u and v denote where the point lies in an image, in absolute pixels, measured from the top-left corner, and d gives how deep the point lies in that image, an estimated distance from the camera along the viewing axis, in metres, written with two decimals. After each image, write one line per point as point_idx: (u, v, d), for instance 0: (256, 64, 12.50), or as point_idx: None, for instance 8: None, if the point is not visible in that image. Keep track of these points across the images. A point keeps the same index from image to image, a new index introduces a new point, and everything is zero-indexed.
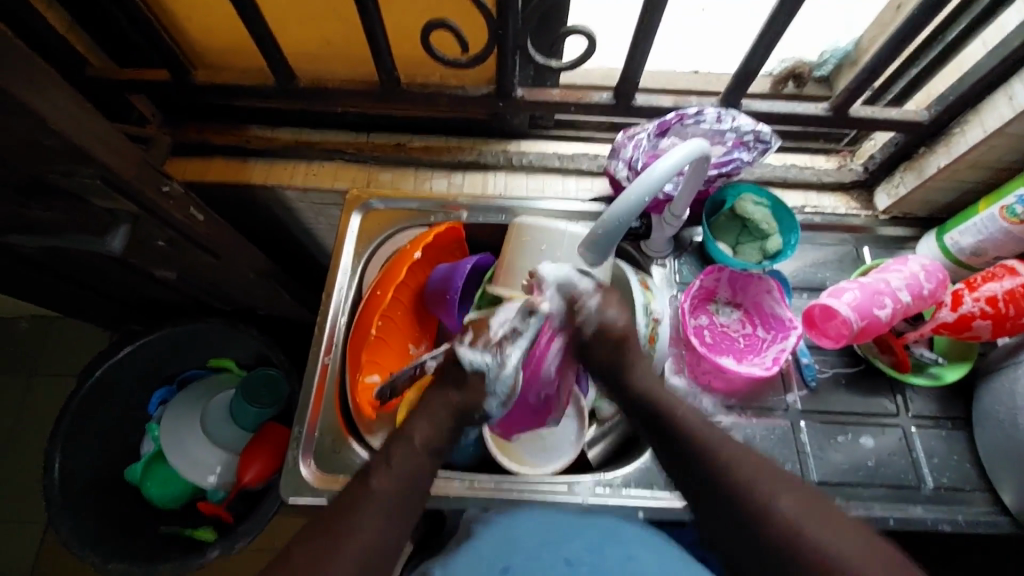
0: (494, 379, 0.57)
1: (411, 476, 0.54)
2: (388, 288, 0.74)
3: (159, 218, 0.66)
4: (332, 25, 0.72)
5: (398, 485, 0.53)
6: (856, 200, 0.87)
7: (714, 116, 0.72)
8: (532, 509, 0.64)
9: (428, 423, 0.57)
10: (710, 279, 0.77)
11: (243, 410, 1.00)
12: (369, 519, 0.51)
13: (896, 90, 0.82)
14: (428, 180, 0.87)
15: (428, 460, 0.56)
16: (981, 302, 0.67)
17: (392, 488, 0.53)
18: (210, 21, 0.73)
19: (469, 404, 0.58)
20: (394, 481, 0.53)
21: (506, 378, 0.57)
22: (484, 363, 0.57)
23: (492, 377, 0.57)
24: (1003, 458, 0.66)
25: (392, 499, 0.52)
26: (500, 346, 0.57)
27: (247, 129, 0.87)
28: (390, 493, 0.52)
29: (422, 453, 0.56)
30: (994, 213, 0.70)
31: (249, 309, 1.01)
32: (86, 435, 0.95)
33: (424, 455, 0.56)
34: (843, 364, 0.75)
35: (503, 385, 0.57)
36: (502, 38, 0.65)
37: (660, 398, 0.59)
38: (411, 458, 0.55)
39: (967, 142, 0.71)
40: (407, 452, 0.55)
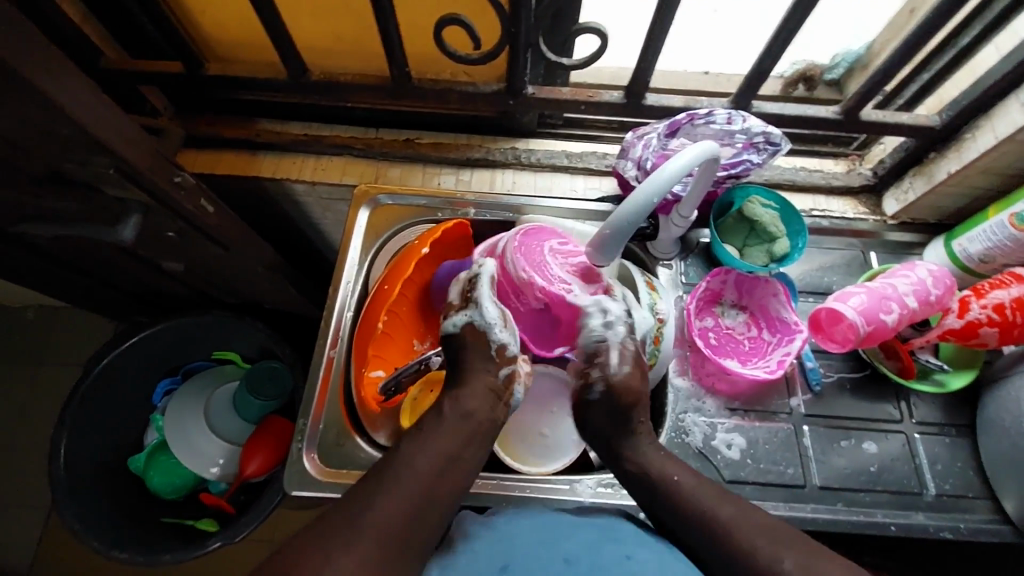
0: (480, 319, 0.63)
1: (447, 448, 0.56)
2: (395, 283, 0.74)
3: (170, 209, 0.67)
4: (344, 19, 0.72)
5: (426, 458, 0.55)
6: (864, 205, 0.87)
7: (725, 116, 0.72)
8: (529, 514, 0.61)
9: (466, 392, 0.61)
10: (718, 283, 0.78)
11: (248, 402, 1.00)
12: (408, 483, 0.52)
13: (907, 95, 0.82)
14: (436, 177, 0.87)
15: (462, 424, 0.58)
16: (988, 309, 0.67)
17: (421, 460, 0.54)
18: (222, 13, 0.73)
19: (484, 353, 0.62)
20: (432, 451, 0.55)
21: (490, 311, 0.63)
22: (465, 316, 0.64)
23: (482, 323, 0.63)
24: (1007, 466, 0.66)
25: (432, 466, 0.54)
26: (469, 299, 0.64)
27: (256, 121, 0.87)
28: (428, 463, 0.54)
29: (454, 418, 0.59)
30: (1003, 219, 0.70)
31: (254, 301, 1.02)
32: (91, 424, 0.96)
33: (456, 420, 0.58)
34: (847, 369, 0.75)
35: (493, 316, 0.63)
36: (514, 35, 0.64)
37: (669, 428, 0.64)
38: (442, 426, 0.58)
39: (977, 148, 0.70)
40: (438, 422, 0.58)
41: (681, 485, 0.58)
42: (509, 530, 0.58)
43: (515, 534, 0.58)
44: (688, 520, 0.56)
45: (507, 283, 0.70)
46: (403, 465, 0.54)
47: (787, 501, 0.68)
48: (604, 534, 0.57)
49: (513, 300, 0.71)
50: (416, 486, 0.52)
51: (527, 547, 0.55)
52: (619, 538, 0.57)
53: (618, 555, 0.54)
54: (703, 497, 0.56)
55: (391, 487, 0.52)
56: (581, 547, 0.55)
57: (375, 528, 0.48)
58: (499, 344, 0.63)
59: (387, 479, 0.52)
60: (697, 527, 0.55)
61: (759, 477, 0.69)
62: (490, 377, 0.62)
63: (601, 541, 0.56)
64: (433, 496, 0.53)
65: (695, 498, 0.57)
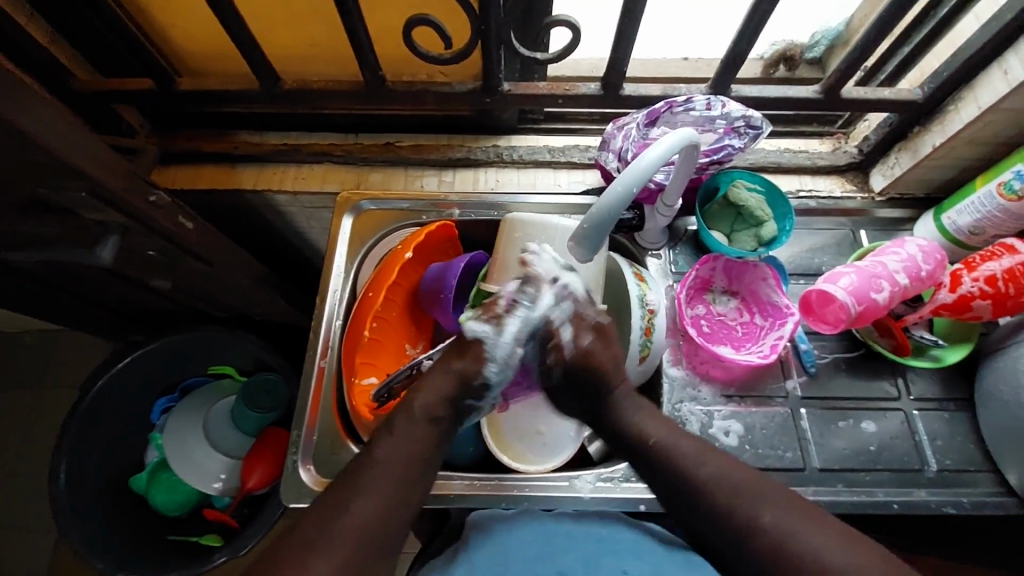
0: (493, 349, 0.58)
1: (417, 449, 0.55)
2: (380, 290, 0.73)
3: (149, 228, 0.66)
4: (313, 25, 0.71)
5: (396, 464, 0.53)
6: (851, 182, 0.86)
7: (704, 102, 0.71)
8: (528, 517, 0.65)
9: (430, 394, 0.58)
10: (709, 270, 0.78)
11: (245, 415, 0.99)
12: (377, 487, 0.52)
13: (888, 69, 0.81)
14: (419, 179, 0.86)
15: (430, 430, 0.57)
16: (980, 282, 0.66)
17: (390, 467, 0.53)
18: (192, 26, 0.72)
19: (468, 374, 0.58)
20: (402, 454, 0.54)
21: (504, 347, 0.58)
22: (479, 331, 0.58)
23: (491, 348, 0.58)
24: (1008, 437, 0.65)
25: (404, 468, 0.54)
26: (496, 316, 0.59)
27: (235, 134, 0.86)
28: (396, 468, 0.53)
29: (421, 421, 0.56)
30: (991, 190, 0.70)
31: (245, 314, 1.01)
32: (90, 447, 0.96)
33: (420, 422, 0.56)
34: (842, 349, 0.75)
35: (501, 353, 0.58)
36: (485, 32, 0.64)
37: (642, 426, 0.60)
38: (411, 430, 0.56)
39: (961, 119, 0.70)
40: (408, 425, 0.56)
41: (670, 448, 0.57)
42: (507, 539, 0.62)
43: (513, 543, 0.62)
44: (678, 485, 0.55)
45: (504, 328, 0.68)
46: (372, 469, 0.53)
47: (788, 485, 0.67)
48: (599, 545, 0.61)
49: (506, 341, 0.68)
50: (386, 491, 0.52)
51: (524, 560, 0.60)
52: (615, 549, 0.61)
53: (614, 568, 0.58)
54: (684, 452, 0.56)
55: (360, 496, 0.51)
56: (576, 561, 0.59)
57: (347, 539, 0.48)
58: (486, 377, 0.59)
59: (359, 484, 0.52)
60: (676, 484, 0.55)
61: (758, 463, 0.69)
62: (453, 389, 0.58)
63: (597, 554, 0.60)
64: (403, 499, 0.53)
65: (677, 453, 0.57)
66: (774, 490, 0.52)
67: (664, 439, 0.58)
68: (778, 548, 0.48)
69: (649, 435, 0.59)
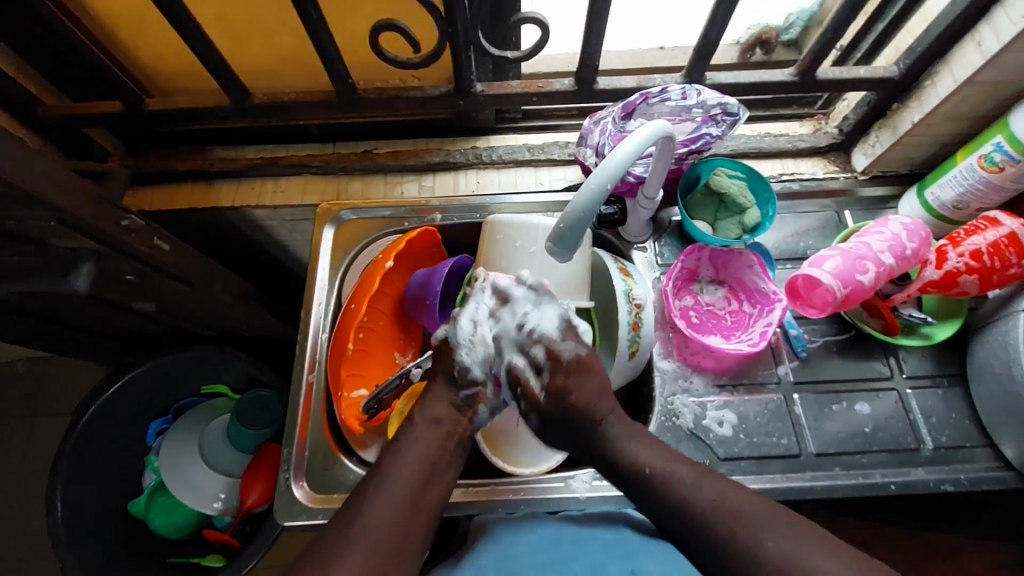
0: (455, 336, 0.61)
1: (427, 454, 0.57)
2: (362, 301, 0.72)
3: (125, 253, 0.65)
4: (278, 37, 0.70)
5: (402, 478, 0.54)
6: (834, 163, 0.86)
7: (679, 92, 0.71)
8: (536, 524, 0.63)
9: (430, 401, 0.61)
10: (693, 260, 0.77)
11: (240, 433, 0.98)
12: (390, 491, 0.53)
13: (864, 47, 0.80)
14: (399, 186, 0.86)
15: (431, 432, 0.58)
16: (965, 257, 0.66)
17: (396, 481, 0.54)
18: (158, 46, 0.72)
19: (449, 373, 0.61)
20: (410, 459, 0.56)
21: (465, 330, 0.60)
22: (443, 330, 0.62)
23: (455, 341, 0.61)
24: (1001, 412, 0.65)
25: (416, 472, 0.55)
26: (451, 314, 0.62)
27: (211, 151, 0.85)
28: (409, 471, 0.55)
29: (423, 425, 0.59)
30: (973, 163, 0.69)
31: (234, 331, 1.00)
32: (84, 474, 0.95)
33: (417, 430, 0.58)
34: (833, 331, 0.74)
35: (467, 336, 0.60)
36: (452, 34, 0.63)
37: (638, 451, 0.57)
38: (414, 434, 0.58)
39: (938, 94, 0.69)
40: (410, 430, 0.59)
41: (670, 478, 0.54)
42: (512, 545, 0.60)
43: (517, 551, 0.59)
44: (672, 506, 0.53)
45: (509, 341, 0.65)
46: (383, 477, 0.55)
47: (785, 472, 0.67)
48: (608, 550, 0.59)
49: None
50: (398, 493, 0.53)
51: (531, 566, 0.57)
52: (623, 552, 0.58)
53: (624, 570, 0.56)
54: (682, 480, 0.54)
55: (369, 510, 0.52)
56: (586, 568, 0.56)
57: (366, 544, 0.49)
58: (462, 364, 0.61)
59: (372, 491, 0.54)
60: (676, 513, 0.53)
61: (754, 451, 0.68)
62: (451, 394, 0.61)
63: (605, 559, 0.57)
64: (420, 499, 0.54)
65: (674, 484, 0.54)
66: (776, 512, 0.51)
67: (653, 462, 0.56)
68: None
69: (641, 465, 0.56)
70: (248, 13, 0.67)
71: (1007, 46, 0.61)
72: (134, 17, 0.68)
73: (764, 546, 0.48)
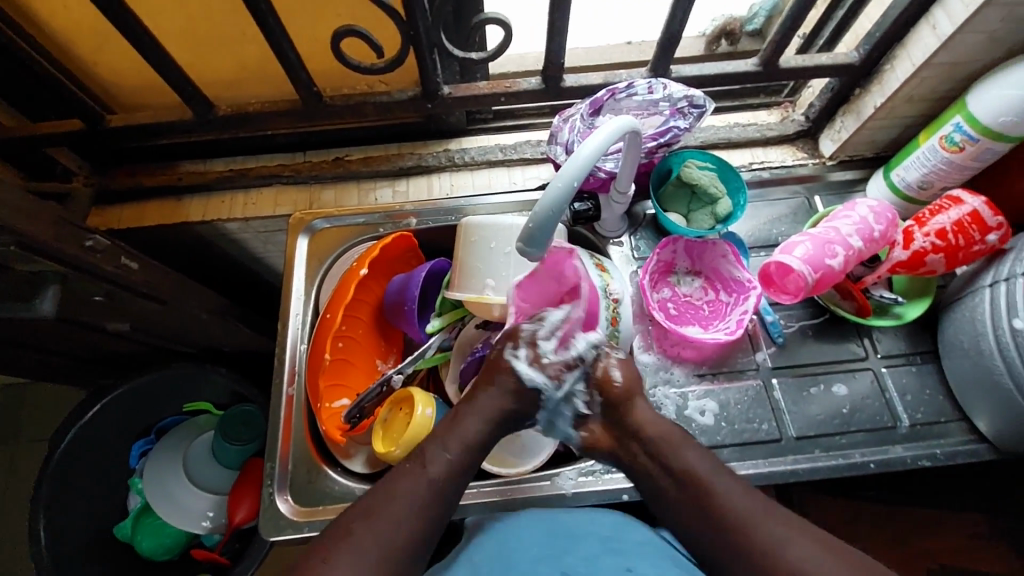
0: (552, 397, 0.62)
1: (432, 478, 0.56)
2: (338, 310, 0.72)
3: (92, 275, 0.64)
4: (238, 47, 0.69)
5: (405, 501, 0.54)
6: (802, 150, 0.87)
7: (645, 86, 0.71)
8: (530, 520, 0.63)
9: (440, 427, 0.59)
10: (669, 253, 0.77)
11: (224, 449, 0.97)
12: (394, 515, 0.53)
13: (825, 34, 0.81)
14: (372, 192, 0.85)
15: (436, 459, 0.57)
16: (931, 236, 0.67)
17: (400, 502, 0.54)
18: (117, 62, 0.70)
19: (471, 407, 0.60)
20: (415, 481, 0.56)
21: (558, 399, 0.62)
22: (537, 383, 0.61)
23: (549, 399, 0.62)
24: (973, 386, 0.66)
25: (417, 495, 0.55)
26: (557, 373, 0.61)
27: (179, 165, 0.84)
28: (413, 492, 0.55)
29: (426, 453, 0.57)
30: (935, 144, 0.71)
31: (214, 346, 0.99)
32: (66, 501, 0.93)
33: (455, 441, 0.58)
34: (808, 316, 0.75)
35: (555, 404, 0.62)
36: (414, 37, 0.63)
37: (669, 447, 0.58)
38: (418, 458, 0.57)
39: (898, 77, 0.70)
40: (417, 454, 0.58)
41: (709, 487, 0.55)
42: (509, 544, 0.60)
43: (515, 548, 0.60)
44: (704, 506, 0.55)
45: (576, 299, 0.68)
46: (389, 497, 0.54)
47: (767, 457, 0.68)
48: (603, 545, 0.60)
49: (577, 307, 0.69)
50: (401, 518, 0.53)
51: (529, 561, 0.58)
52: (619, 548, 0.60)
53: (618, 567, 0.57)
54: (722, 485, 0.55)
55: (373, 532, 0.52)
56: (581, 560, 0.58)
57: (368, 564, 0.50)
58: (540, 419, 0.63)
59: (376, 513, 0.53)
60: (706, 519, 0.54)
61: (736, 439, 0.69)
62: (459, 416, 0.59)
63: (599, 553, 0.59)
64: (420, 521, 0.54)
65: (713, 493, 0.55)
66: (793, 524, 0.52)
67: (700, 467, 0.57)
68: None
69: (674, 454, 0.58)
70: (206, 24, 0.66)
71: (960, 28, 0.62)
72: (88, 34, 0.66)
73: (781, 555, 0.50)
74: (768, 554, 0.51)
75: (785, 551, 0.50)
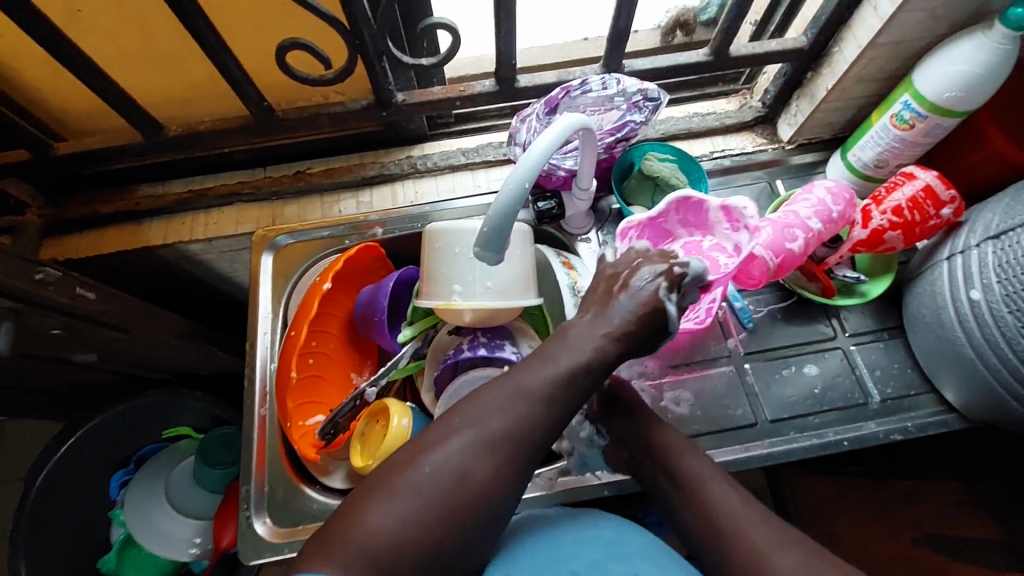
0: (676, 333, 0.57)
1: (508, 425, 0.51)
2: (302, 327, 0.71)
3: (45, 308, 0.62)
4: (183, 66, 0.68)
5: (471, 446, 0.49)
6: (762, 135, 0.87)
7: (599, 83, 0.72)
8: (525, 526, 0.60)
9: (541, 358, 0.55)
10: (693, 213, 0.73)
11: (207, 474, 0.92)
12: (455, 458, 0.49)
13: (776, 19, 0.81)
14: (336, 204, 0.84)
15: (525, 398, 0.52)
16: (888, 214, 0.68)
17: (466, 447, 0.49)
18: (59, 89, 0.69)
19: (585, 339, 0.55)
20: (492, 422, 0.51)
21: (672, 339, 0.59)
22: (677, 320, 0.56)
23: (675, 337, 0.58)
24: (937, 359, 0.68)
25: (487, 442, 0.50)
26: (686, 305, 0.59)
27: (136, 189, 0.82)
28: (484, 437, 0.50)
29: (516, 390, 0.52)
30: (886, 123, 0.72)
31: (188, 371, 0.98)
32: (44, 539, 0.91)
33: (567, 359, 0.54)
34: (776, 299, 0.76)
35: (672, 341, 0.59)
36: (360, 46, 0.62)
37: (669, 449, 0.59)
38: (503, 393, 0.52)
39: (846, 58, 0.71)
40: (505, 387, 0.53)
41: (707, 487, 0.56)
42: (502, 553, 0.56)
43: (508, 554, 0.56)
44: (698, 508, 0.55)
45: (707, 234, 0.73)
46: (457, 435, 0.50)
47: (743, 443, 0.69)
48: (607, 550, 0.56)
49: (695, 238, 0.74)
50: (460, 464, 0.49)
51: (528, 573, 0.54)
52: (623, 553, 0.56)
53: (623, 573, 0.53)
54: (722, 492, 0.55)
55: (427, 465, 0.49)
56: (587, 565, 0.54)
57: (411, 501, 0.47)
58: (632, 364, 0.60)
59: (439, 446, 0.50)
60: (703, 524, 0.55)
61: (712, 427, 0.70)
62: (570, 346, 0.55)
63: (603, 560, 0.54)
64: (477, 474, 0.49)
65: (709, 500, 0.55)
66: (785, 532, 0.52)
67: (700, 472, 0.57)
68: None
69: (678, 460, 0.58)
70: (149, 45, 0.65)
71: (900, 8, 0.63)
72: (25, 64, 0.64)
73: (776, 563, 0.50)
74: (762, 557, 0.50)
75: (776, 557, 0.50)
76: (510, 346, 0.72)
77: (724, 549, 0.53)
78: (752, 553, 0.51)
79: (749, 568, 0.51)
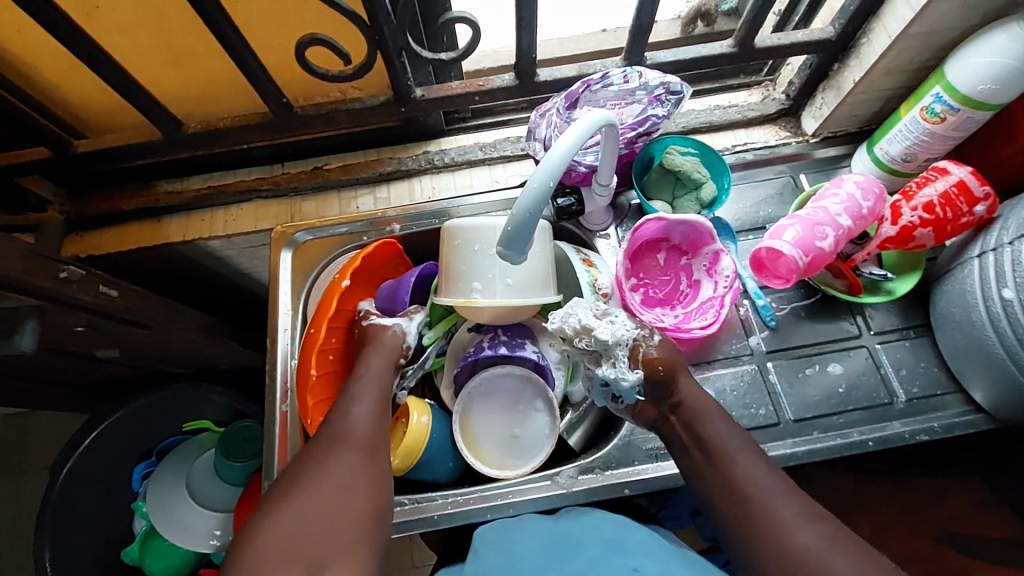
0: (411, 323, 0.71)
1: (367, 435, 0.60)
2: (321, 324, 0.70)
3: (70, 305, 0.63)
4: (201, 63, 0.68)
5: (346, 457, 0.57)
6: (785, 129, 0.86)
7: (621, 75, 0.71)
8: (536, 525, 0.60)
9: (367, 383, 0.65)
10: (696, 241, 0.73)
11: (228, 468, 0.93)
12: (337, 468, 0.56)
13: (801, 10, 0.79)
14: (353, 200, 0.84)
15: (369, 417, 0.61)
16: (919, 210, 0.66)
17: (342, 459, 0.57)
18: (77, 87, 0.69)
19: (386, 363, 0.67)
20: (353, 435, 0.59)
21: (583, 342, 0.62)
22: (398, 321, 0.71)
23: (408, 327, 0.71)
24: (965, 358, 0.66)
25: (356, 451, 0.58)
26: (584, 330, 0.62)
27: (155, 185, 0.83)
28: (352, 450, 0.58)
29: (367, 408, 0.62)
30: (915, 116, 0.70)
31: (208, 366, 0.99)
32: (69, 530, 0.92)
33: (362, 426, 0.60)
34: (800, 297, 0.75)
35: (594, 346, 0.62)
36: (380, 41, 0.62)
37: (701, 410, 0.60)
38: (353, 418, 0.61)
39: (875, 50, 0.69)
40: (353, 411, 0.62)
41: (734, 459, 0.55)
42: (513, 545, 0.57)
43: (520, 544, 0.57)
44: (722, 473, 0.55)
45: (703, 253, 0.73)
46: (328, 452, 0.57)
47: (766, 441, 0.68)
48: (608, 548, 0.55)
49: (686, 258, 0.75)
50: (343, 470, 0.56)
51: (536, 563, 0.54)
52: (624, 549, 0.54)
53: (625, 567, 0.51)
54: (749, 461, 0.55)
55: (318, 477, 0.55)
56: (587, 564, 0.52)
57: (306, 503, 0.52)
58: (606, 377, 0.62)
59: (318, 466, 0.56)
60: (726, 490, 0.54)
61: None
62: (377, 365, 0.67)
63: (606, 556, 0.53)
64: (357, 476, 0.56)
65: (733, 463, 0.55)
66: (808, 511, 0.51)
67: (728, 440, 0.57)
68: (808, 563, 0.48)
69: (708, 426, 0.58)
70: (166, 43, 0.65)
71: None
72: (45, 62, 0.65)
73: (797, 542, 0.49)
74: (785, 536, 0.50)
75: (799, 537, 0.49)
76: (531, 345, 0.73)
77: (744, 518, 0.52)
78: (774, 529, 0.50)
79: (771, 547, 0.50)
